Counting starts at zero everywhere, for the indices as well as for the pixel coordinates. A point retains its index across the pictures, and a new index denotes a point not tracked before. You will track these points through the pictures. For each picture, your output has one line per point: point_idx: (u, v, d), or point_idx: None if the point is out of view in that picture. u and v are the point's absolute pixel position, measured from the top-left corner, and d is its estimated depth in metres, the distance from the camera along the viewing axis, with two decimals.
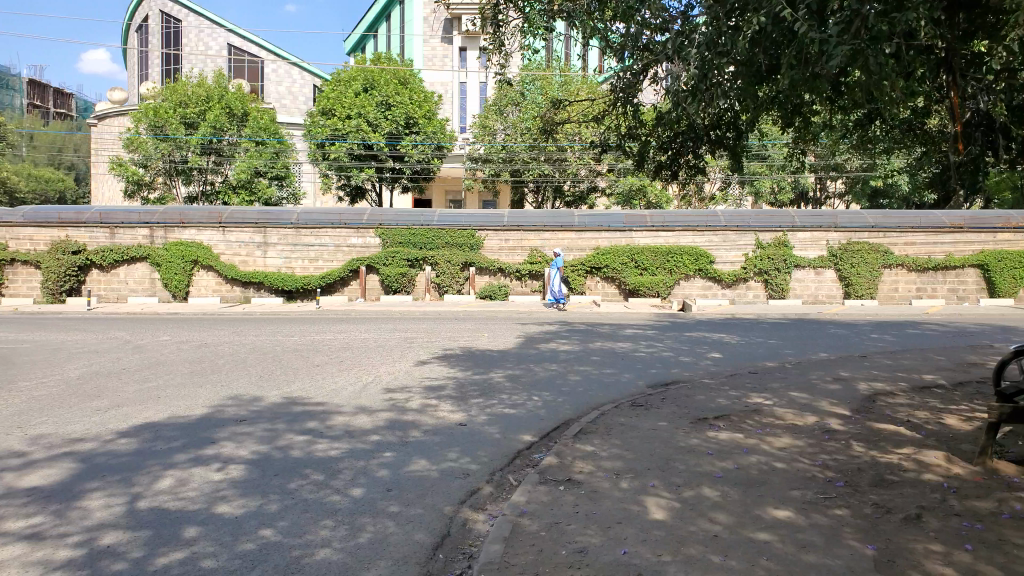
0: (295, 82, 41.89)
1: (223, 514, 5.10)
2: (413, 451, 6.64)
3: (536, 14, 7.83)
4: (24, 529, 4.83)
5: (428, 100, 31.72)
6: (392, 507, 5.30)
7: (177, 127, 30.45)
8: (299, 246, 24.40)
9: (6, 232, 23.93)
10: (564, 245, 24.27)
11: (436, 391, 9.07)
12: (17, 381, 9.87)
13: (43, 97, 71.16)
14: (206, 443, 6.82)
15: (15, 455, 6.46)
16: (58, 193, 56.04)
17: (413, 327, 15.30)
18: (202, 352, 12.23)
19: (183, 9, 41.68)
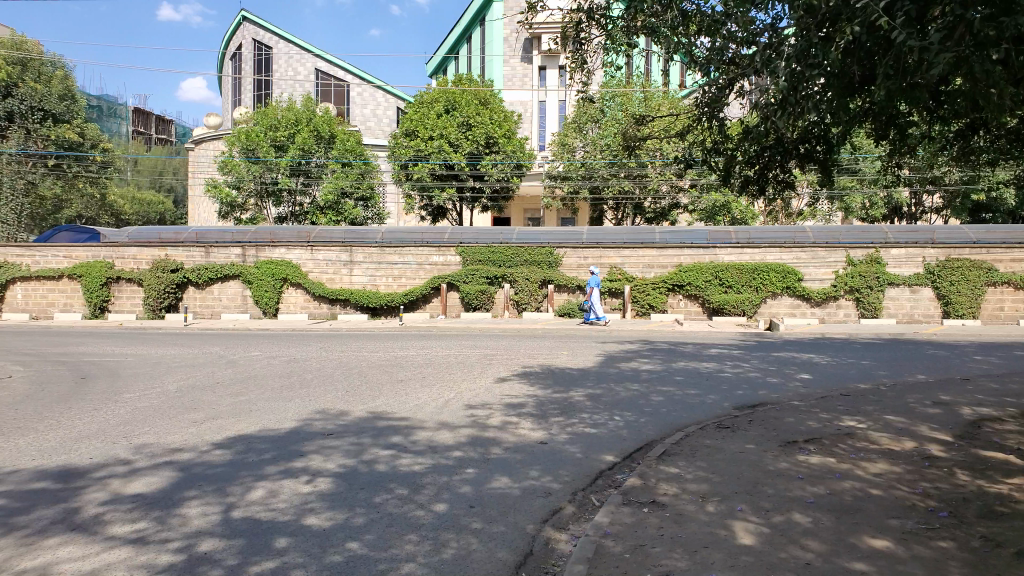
0: (379, 104, 43.14)
1: (312, 526, 5.22)
2: (494, 468, 6.65)
3: (618, 30, 7.80)
4: (129, 533, 5.07)
5: (508, 119, 32.02)
6: (474, 523, 5.32)
7: (267, 150, 31.78)
8: (383, 264, 24.97)
9: (112, 252, 25.44)
10: (646, 262, 24.02)
11: (517, 408, 9.08)
12: (122, 393, 10.39)
13: (145, 123, 75.50)
14: (295, 456, 7.02)
15: (121, 463, 6.80)
16: (158, 215, 59.21)
17: (492, 345, 15.37)
18: (291, 366, 12.61)
19: (274, 37, 43.49)
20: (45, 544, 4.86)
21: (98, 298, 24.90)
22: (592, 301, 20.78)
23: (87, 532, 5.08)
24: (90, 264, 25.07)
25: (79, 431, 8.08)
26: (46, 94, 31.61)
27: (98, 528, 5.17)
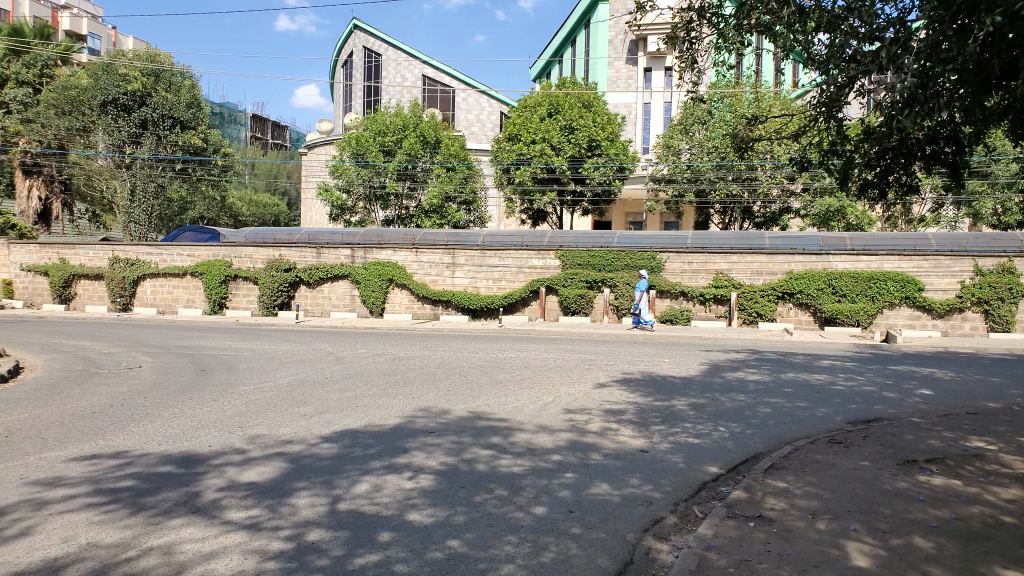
0: (483, 109, 43.95)
1: (414, 522, 5.32)
2: (594, 474, 6.58)
3: (731, 29, 7.60)
4: (244, 519, 5.32)
5: (612, 122, 31.71)
6: (574, 529, 5.27)
7: (376, 155, 32.83)
8: (484, 267, 25.26)
9: (231, 251, 26.84)
10: (754, 269, 23.28)
11: (617, 415, 8.97)
12: (238, 385, 10.96)
13: (263, 130, 79.41)
14: (398, 452, 7.18)
15: (237, 452, 7.15)
16: (273, 217, 62.21)
17: (592, 350, 15.28)
18: (396, 365, 12.95)
19: (383, 45, 44.83)
20: (170, 525, 5.16)
21: (217, 295, 26.38)
22: (640, 304, 21.06)
23: (206, 515, 5.36)
24: (211, 262, 26.58)
25: (200, 420, 8.55)
26: (176, 103, 33.65)
27: (216, 512, 5.44)
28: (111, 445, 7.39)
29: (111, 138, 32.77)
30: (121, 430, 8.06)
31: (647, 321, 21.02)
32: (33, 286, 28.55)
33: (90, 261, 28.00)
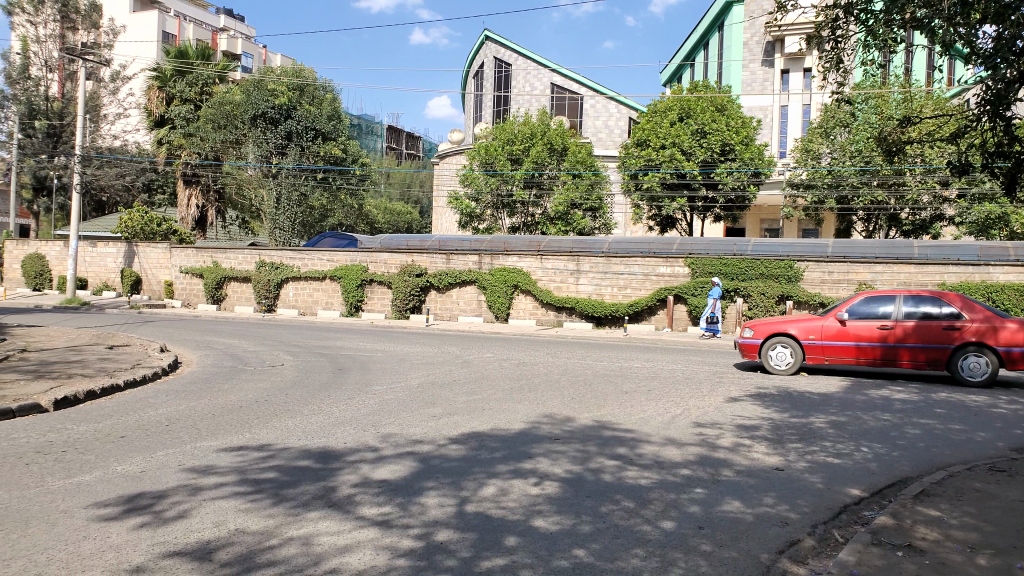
0: (612, 115, 43.64)
1: (540, 528, 5.31)
2: (725, 491, 6.33)
3: (882, 25, 7.20)
4: (377, 515, 5.49)
5: (747, 125, 30.72)
6: (704, 546, 5.09)
7: (504, 163, 33.39)
8: (609, 274, 25.08)
9: (367, 257, 28.06)
10: (902, 279, 21.81)
11: (750, 431, 8.61)
12: (372, 385, 11.42)
13: (398, 140, 82.67)
14: (523, 457, 7.21)
15: (369, 449, 7.42)
16: (405, 224, 64.43)
17: (721, 362, 14.78)
18: (521, 370, 13.05)
19: (514, 54, 45.48)
20: (308, 517, 5.41)
21: (354, 298, 27.63)
22: (712, 311, 20.80)
23: (342, 510, 5.59)
24: (349, 267, 27.85)
25: (336, 417, 8.97)
26: (318, 116, 35.66)
27: (351, 508, 5.65)
28: (256, 438, 7.86)
29: (260, 148, 35.19)
30: (266, 424, 8.57)
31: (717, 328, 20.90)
32: (190, 288, 31.08)
33: (239, 264, 30.06)
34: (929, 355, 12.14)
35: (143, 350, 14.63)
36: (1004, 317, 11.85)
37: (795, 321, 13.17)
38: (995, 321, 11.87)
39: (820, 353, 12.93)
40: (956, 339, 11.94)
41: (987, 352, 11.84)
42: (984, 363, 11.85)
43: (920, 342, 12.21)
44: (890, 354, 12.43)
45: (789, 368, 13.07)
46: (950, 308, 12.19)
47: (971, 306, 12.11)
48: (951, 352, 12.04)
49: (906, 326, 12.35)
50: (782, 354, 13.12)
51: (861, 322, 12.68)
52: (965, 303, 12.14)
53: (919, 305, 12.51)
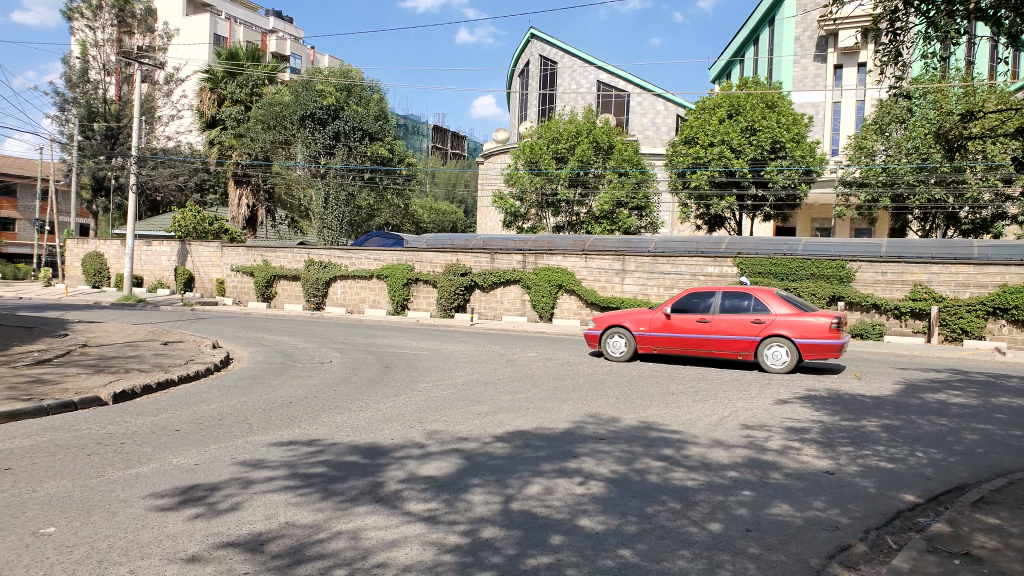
0: (658, 113, 43.31)
1: (585, 528, 5.30)
2: (773, 494, 6.24)
3: (943, 16, 7.00)
4: (423, 511, 5.55)
5: (798, 123, 30.19)
6: (752, 549, 5.02)
7: (549, 162, 33.36)
8: (655, 274, 24.97)
9: (412, 256, 28.38)
10: (959, 280, 21.12)
11: (800, 433, 8.45)
12: (418, 382, 11.53)
13: (443, 140, 83.23)
14: (568, 457, 7.20)
15: (416, 446, 7.50)
16: (450, 223, 64.83)
17: (770, 363, 14.54)
18: (566, 370, 13.03)
19: (560, 52, 45.37)
20: (356, 511, 5.49)
21: (400, 297, 27.90)
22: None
23: (389, 505, 5.66)
24: (395, 266, 28.17)
25: (383, 414, 9.08)
26: (365, 116, 36.10)
27: (398, 503, 5.72)
28: (306, 433, 8.01)
29: (309, 149, 35.81)
30: (315, 419, 8.73)
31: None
32: (241, 285, 31.71)
33: (289, 263, 30.69)
34: (738, 345, 13.28)
35: (197, 347, 15.01)
36: (801, 310, 12.97)
37: (629, 314, 14.37)
38: (793, 314, 12.99)
39: (650, 344, 14.15)
40: (762, 332, 13.10)
41: (787, 342, 13.00)
42: (784, 353, 13.02)
43: (730, 334, 13.36)
44: (706, 345, 13.61)
45: (622, 357, 14.37)
46: (758, 302, 13.31)
47: (777, 301, 13.22)
48: (757, 342, 13.24)
49: (720, 319, 13.48)
50: (616, 342, 14.42)
51: (684, 315, 13.83)
52: (770, 298, 13.26)
53: (735, 300, 13.58)
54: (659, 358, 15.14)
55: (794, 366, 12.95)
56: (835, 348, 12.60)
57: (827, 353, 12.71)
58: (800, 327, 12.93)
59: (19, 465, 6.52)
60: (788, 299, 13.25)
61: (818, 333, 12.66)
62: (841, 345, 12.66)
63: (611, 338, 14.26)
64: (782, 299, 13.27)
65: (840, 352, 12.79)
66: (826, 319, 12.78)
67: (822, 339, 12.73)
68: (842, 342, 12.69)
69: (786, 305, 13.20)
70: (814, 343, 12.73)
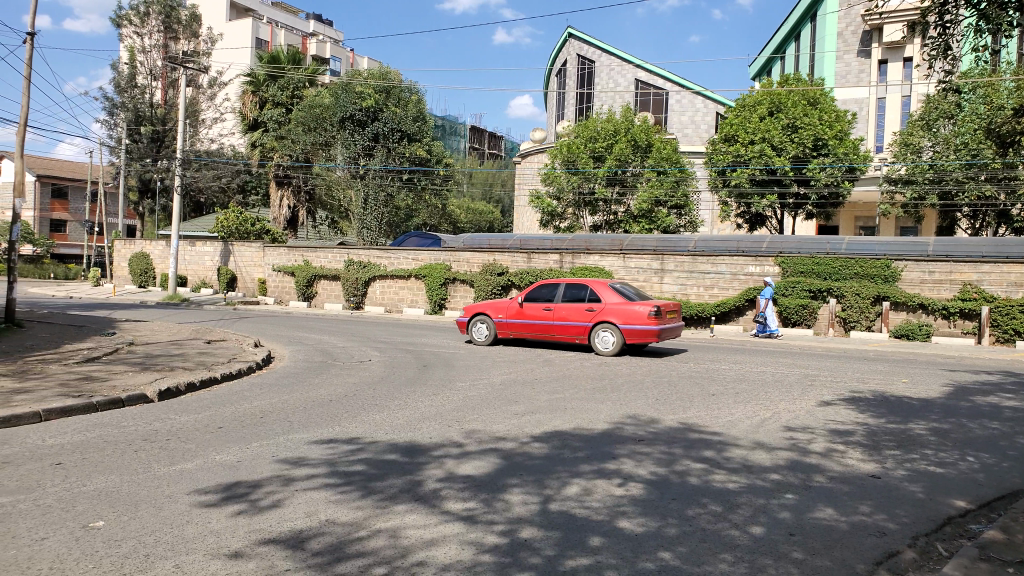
0: (698, 111, 42.91)
1: (624, 529, 5.26)
2: (817, 497, 6.12)
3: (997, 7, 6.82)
4: (462, 511, 5.56)
5: (841, 119, 29.63)
6: (796, 553, 4.92)
7: (586, 161, 33.24)
8: (695, 273, 24.60)
9: (450, 256, 28.50)
10: (1012, 279, 20.52)
11: (845, 436, 8.27)
12: (455, 381, 11.59)
13: (480, 140, 83.47)
14: (607, 458, 7.16)
15: (454, 445, 7.52)
16: (487, 223, 65.03)
17: (811, 364, 14.31)
18: (604, 371, 12.96)
19: (597, 51, 45.19)
20: (395, 509, 5.52)
21: (437, 296, 28.00)
22: (765, 312, 21.11)
23: (428, 504, 5.68)
24: (432, 266, 28.33)
25: (422, 412, 9.14)
26: (403, 117, 36.33)
27: (436, 502, 5.74)
28: (346, 431, 8.09)
29: (349, 150, 36.18)
30: (355, 417, 8.82)
31: (772, 329, 21.09)
32: (282, 285, 32.18)
33: (330, 263, 31.06)
34: (575, 329, 15.13)
35: (240, 345, 15.26)
36: (625, 301, 14.71)
37: (491, 303, 16.43)
38: (619, 304, 14.73)
39: (508, 329, 16.18)
40: (594, 319, 14.90)
41: (614, 328, 14.79)
42: (611, 338, 14.84)
43: (569, 320, 15.23)
44: (551, 329, 15.51)
45: (485, 340, 16.47)
46: (592, 293, 15.10)
47: (608, 291, 14.97)
48: (590, 328, 15.10)
49: (561, 307, 15.34)
50: (480, 328, 16.56)
51: (534, 304, 15.75)
52: (602, 289, 15.02)
53: (574, 290, 15.39)
54: (528, 340, 17.14)
55: (620, 350, 14.76)
56: (650, 334, 14.33)
57: (645, 339, 14.44)
58: (625, 315, 14.66)
59: (69, 461, 6.68)
60: (617, 290, 14.99)
61: (636, 322, 14.41)
62: (657, 332, 14.36)
63: (473, 325, 16.40)
64: (613, 289, 15.01)
65: (659, 337, 14.48)
66: (646, 308, 14.49)
67: (639, 326, 14.47)
68: (658, 329, 14.39)
69: (615, 294, 14.95)
70: (636, 328, 14.48)
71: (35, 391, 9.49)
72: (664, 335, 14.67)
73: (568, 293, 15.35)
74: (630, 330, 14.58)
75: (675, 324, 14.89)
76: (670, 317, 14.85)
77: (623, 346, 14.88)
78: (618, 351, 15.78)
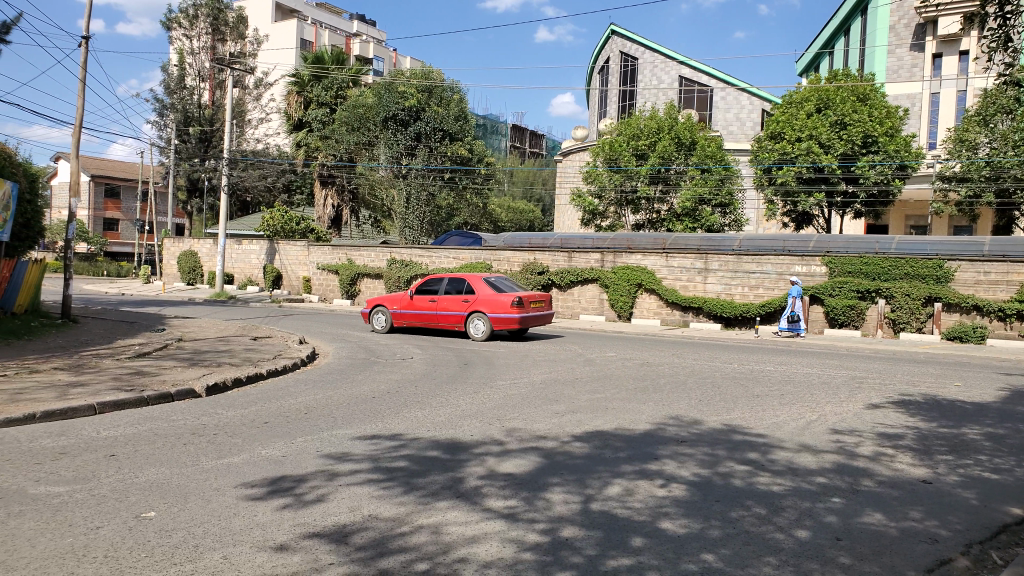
0: (743, 108, 42.28)
1: (667, 530, 5.21)
2: (865, 501, 5.98)
3: None
4: (503, 508, 5.57)
5: (893, 115, 28.88)
6: (843, 558, 4.82)
7: (629, 159, 33.05)
8: (740, 273, 24.23)
9: (490, 255, 28.60)
10: None
11: (894, 440, 8.07)
12: (496, 379, 11.63)
13: (521, 139, 83.50)
14: (649, 458, 7.11)
15: (495, 443, 7.54)
16: (528, 222, 65.09)
17: (859, 366, 13.99)
18: (646, 370, 12.87)
19: (640, 48, 44.89)
20: (437, 506, 5.56)
21: None
22: (795, 310, 21.05)
23: (469, 501, 5.71)
24: (473, 265, 28.46)
25: (463, 410, 9.18)
26: (445, 116, 36.48)
27: (478, 499, 5.76)
28: (388, 427, 8.18)
29: (391, 149, 36.49)
30: (397, 414, 8.91)
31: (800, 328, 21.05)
32: (326, 283, 32.69)
33: (372, 262, 31.42)
34: (453, 318, 17.66)
35: (285, 342, 15.52)
36: (494, 293, 17.19)
37: (387, 296, 18.88)
38: (489, 296, 17.22)
39: (401, 319, 18.64)
40: (468, 308, 17.39)
41: (484, 317, 17.30)
42: (482, 325, 17.36)
43: (449, 310, 17.75)
44: (435, 318, 18.00)
45: (382, 329, 18.91)
46: (468, 286, 17.58)
47: (481, 284, 17.45)
48: (466, 316, 17.63)
49: (443, 299, 17.79)
50: (376, 318, 19.02)
51: (421, 296, 18.22)
52: (476, 282, 17.47)
53: (455, 283, 17.87)
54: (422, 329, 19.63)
55: (489, 335, 17.25)
56: (513, 321, 16.82)
57: (509, 325, 16.97)
58: (493, 304, 17.17)
59: (122, 453, 6.87)
60: (491, 283, 17.45)
61: (500, 310, 16.92)
62: (518, 319, 16.89)
63: (371, 316, 18.83)
64: (486, 283, 17.48)
65: (521, 324, 17.01)
66: (510, 299, 17.00)
67: (503, 314, 17.01)
68: (519, 316, 16.91)
69: (487, 287, 17.44)
70: (501, 317, 17.01)
71: (90, 385, 9.81)
72: (526, 323, 17.17)
73: (449, 286, 17.79)
74: (497, 318, 17.07)
75: (538, 313, 17.42)
76: (533, 307, 17.36)
77: (491, 332, 17.40)
78: (661, 353, 15.73)
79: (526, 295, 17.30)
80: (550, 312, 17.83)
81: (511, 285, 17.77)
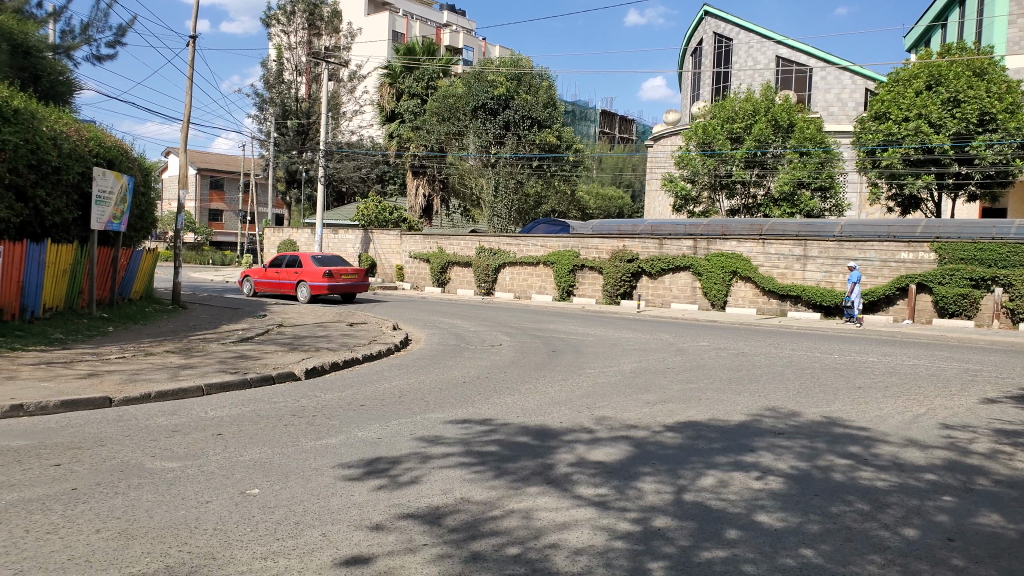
0: (845, 87, 40.36)
1: (763, 524, 5.06)
2: (980, 501, 5.63)
3: None
4: (594, 496, 5.55)
5: (1013, 91, 26.91)
6: (955, 560, 4.56)
7: (723, 143, 32.16)
8: (841, 259, 23.26)
9: (578, 242, 28.44)
10: None
11: (1012, 437, 7.55)
12: (585, 367, 11.60)
13: (610, 124, 82.58)
14: (744, 450, 6.92)
15: (585, 431, 7.52)
16: (617, 209, 64.53)
17: (972, 358, 13.19)
18: (741, 360, 12.54)
19: (735, 28, 43.53)
20: (528, 491, 5.60)
21: (566, 283, 28.18)
22: (851, 297, 20.73)
23: (560, 487, 5.71)
24: (561, 252, 28.44)
25: (552, 397, 9.21)
26: (533, 104, 36.46)
27: (569, 486, 5.76)
28: (479, 412, 8.29)
29: (481, 139, 36.75)
30: (487, 399, 9.00)
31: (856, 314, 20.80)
32: (418, 271, 33.44)
33: (462, 250, 31.78)
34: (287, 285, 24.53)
35: (379, 328, 16.01)
36: (314, 267, 23.90)
37: (254, 269, 25.97)
38: (311, 269, 23.96)
39: (261, 286, 25.77)
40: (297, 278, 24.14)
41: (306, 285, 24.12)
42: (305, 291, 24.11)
43: (286, 279, 24.59)
44: (279, 285, 24.95)
45: (248, 293, 26.05)
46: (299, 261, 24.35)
47: (308, 261, 24.18)
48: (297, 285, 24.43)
49: (283, 271, 24.69)
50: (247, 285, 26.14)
51: (272, 268, 25.18)
52: (306, 260, 24.21)
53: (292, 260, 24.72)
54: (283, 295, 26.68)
55: (309, 299, 24.05)
56: (323, 289, 23.54)
57: (321, 291, 23.68)
58: (312, 276, 23.88)
59: (228, 432, 7.23)
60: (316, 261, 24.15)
61: (314, 280, 23.62)
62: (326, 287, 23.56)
63: (242, 283, 25.92)
64: (313, 260, 24.19)
65: (329, 290, 23.68)
66: (322, 271, 23.68)
67: (317, 283, 23.75)
68: (327, 285, 23.60)
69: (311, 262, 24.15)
70: (315, 284, 23.74)
71: (198, 367, 10.35)
72: (335, 290, 23.80)
73: (289, 262, 24.65)
74: (315, 286, 23.74)
75: (348, 283, 23.95)
76: (344, 278, 23.95)
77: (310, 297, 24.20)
78: (756, 342, 15.30)
79: (337, 270, 23.93)
80: (363, 282, 24.27)
81: (334, 262, 24.43)
